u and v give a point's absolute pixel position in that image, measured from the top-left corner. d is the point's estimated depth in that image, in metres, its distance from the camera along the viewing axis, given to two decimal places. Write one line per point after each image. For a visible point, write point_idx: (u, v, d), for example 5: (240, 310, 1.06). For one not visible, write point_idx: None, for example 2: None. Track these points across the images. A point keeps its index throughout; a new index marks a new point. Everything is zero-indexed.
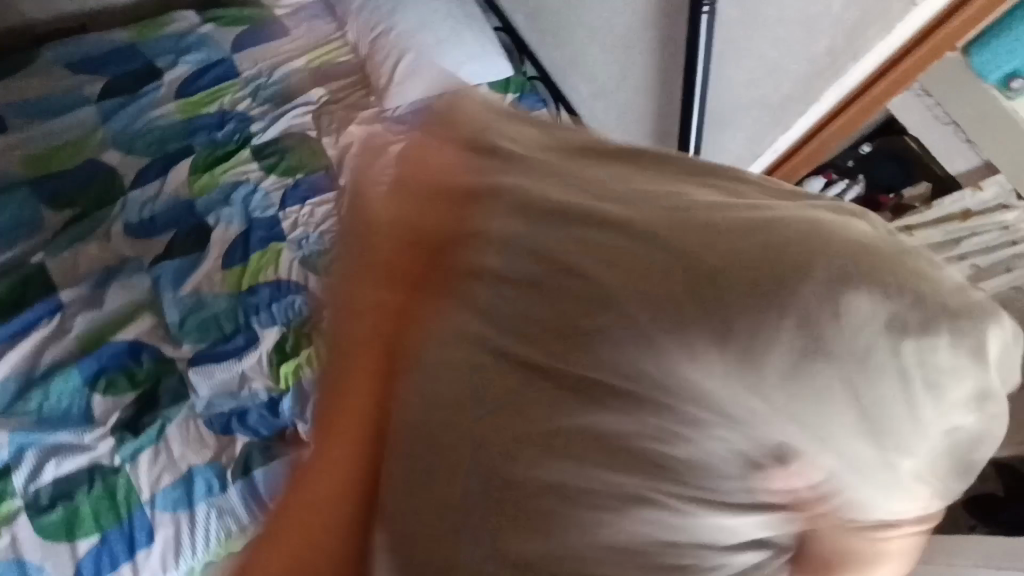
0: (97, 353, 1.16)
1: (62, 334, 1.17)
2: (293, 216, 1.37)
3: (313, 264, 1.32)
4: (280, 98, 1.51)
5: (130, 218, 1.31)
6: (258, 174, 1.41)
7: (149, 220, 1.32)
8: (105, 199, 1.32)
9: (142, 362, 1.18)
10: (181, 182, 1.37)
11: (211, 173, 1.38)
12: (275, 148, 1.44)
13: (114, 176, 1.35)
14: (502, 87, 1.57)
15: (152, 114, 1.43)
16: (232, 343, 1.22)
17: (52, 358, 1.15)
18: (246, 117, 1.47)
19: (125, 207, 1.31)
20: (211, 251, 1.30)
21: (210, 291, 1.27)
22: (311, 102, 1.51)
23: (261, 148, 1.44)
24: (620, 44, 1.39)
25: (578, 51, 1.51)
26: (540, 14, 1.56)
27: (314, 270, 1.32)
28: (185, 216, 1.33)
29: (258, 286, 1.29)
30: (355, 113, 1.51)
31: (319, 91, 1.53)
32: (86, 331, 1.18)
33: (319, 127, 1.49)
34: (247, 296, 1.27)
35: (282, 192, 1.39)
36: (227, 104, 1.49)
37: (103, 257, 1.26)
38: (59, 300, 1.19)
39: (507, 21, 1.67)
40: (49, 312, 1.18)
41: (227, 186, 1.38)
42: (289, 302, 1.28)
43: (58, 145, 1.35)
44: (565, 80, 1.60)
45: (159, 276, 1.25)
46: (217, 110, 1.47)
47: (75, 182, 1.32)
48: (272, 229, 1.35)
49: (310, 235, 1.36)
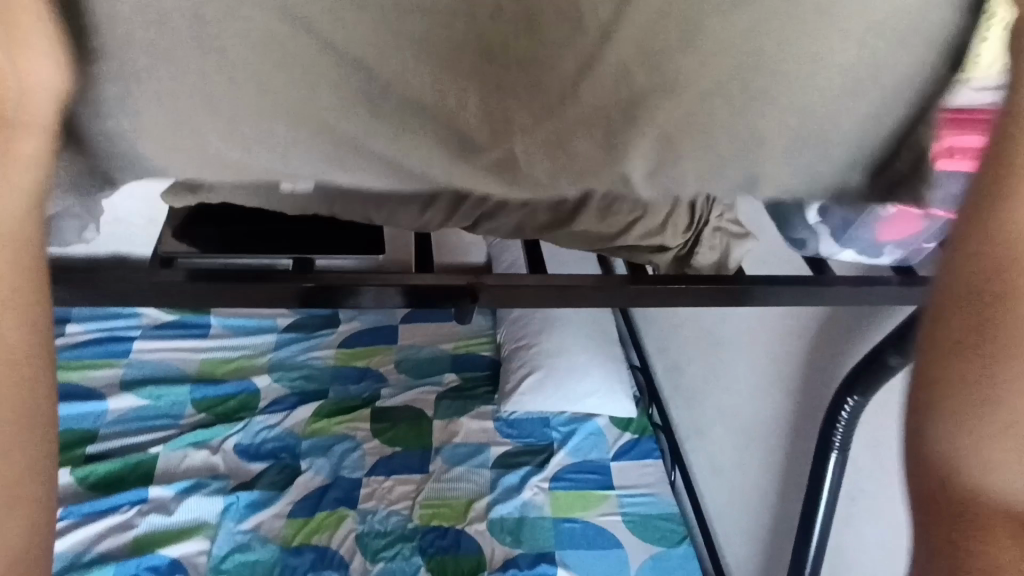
0: (142, 558, 1.19)
1: (125, 528, 1.25)
2: (373, 485, 1.42)
3: (367, 544, 1.32)
4: (418, 371, 1.67)
5: (245, 438, 1.45)
6: (366, 434, 1.52)
7: (258, 445, 1.44)
8: (236, 415, 1.49)
9: None
10: (301, 420, 1.50)
11: (328, 420, 1.51)
12: (390, 414, 1.56)
13: (256, 397, 1.53)
14: (621, 424, 1.62)
15: (311, 355, 1.65)
16: None
17: (101, 549, 1.21)
18: (383, 379, 1.64)
19: (246, 427, 1.46)
20: (289, 494, 1.36)
21: (265, 535, 1.29)
22: (441, 383, 1.65)
23: (380, 410, 1.56)
24: (745, 434, 1.30)
25: (705, 422, 1.44)
26: (678, 370, 1.54)
27: (364, 551, 1.31)
28: (287, 453, 1.44)
29: (306, 547, 1.29)
30: (474, 405, 1.61)
31: (452, 376, 1.67)
32: (144, 533, 1.24)
33: (438, 409, 1.59)
34: (290, 556, 1.27)
35: (375, 458, 1.47)
36: (373, 363, 1.67)
37: (203, 468, 1.38)
38: (145, 494, 1.30)
39: (646, 361, 1.70)
40: (132, 501, 1.29)
41: (335, 436, 1.49)
42: None
43: (232, 360, 1.60)
44: (688, 442, 1.52)
45: (231, 502, 1.31)
46: (362, 366, 1.66)
47: (224, 392, 1.52)
48: (350, 491, 1.40)
49: (378, 512, 1.37)
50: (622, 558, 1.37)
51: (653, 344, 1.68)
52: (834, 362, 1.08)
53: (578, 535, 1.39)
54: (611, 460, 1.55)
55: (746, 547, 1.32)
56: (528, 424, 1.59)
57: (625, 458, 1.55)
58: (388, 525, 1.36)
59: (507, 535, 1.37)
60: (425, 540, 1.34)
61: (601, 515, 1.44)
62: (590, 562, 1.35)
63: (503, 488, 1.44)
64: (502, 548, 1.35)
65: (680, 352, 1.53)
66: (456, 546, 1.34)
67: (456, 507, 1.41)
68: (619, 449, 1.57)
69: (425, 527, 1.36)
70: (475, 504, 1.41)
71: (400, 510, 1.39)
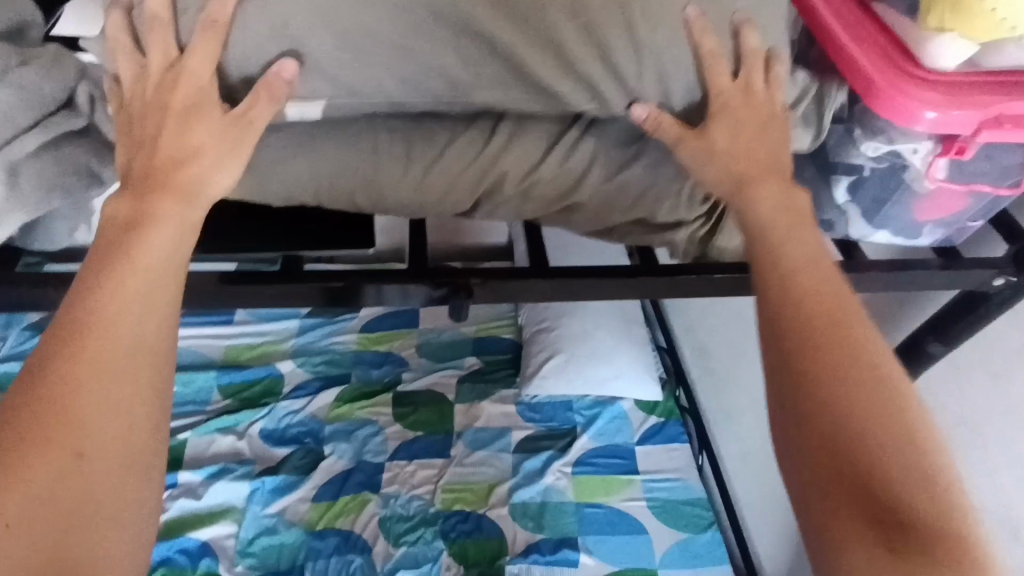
0: (174, 541, 1.25)
1: None
2: (396, 469, 1.43)
3: (389, 528, 1.33)
4: (439, 355, 1.66)
5: (269, 423, 1.47)
6: (388, 418, 1.52)
7: (283, 429, 1.46)
8: (261, 400, 1.51)
9: (197, 567, 1.23)
10: (324, 405, 1.52)
11: (351, 404, 1.52)
12: (412, 399, 1.55)
13: (280, 382, 1.55)
14: (647, 407, 1.58)
15: (334, 340, 1.66)
16: None
17: None
18: (405, 363, 1.63)
19: (270, 412, 1.48)
20: (313, 478, 1.38)
21: (290, 519, 1.32)
22: (463, 367, 1.63)
23: (401, 395, 1.56)
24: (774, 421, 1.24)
25: (731, 406, 1.37)
26: (704, 352, 1.48)
27: (386, 535, 1.32)
28: (311, 437, 1.46)
29: (329, 531, 1.31)
30: (496, 389, 1.59)
31: (475, 359, 1.65)
32: (175, 517, 1.29)
33: (459, 393, 1.58)
34: (314, 539, 1.30)
35: (397, 443, 1.47)
36: (396, 347, 1.66)
37: (230, 453, 1.42)
38: (176, 478, 1.34)
39: (672, 342, 1.63)
40: (164, 486, 1.34)
41: (357, 421, 1.50)
42: (347, 561, 1.27)
43: (256, 345, 1.62)
44: (715, 427, 1.46)
45: (256, 487, 1.35)
46: (385, 350, 1.65)
47: (249, 378, 1.55)
48: (372, 476, 1.41)
49: (400, 496, 1.38)
50: (646, 545, 1.35)
51: (678, 324, 1.60)
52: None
53: (601, 521, 1.38)
54: (637, 444, 1.51)
55: (776, 537, 1.27)
56: (550, 407, 1.56)
57: (651, 443, 1.51)
58: (410, 509, 1.36)
59: (528, 520, 1.36)
60: (446, 525, 1.34)
61: (624, 500, 1.42)
62: (613, 548, 1.34)
63: (525, 474, 1.43)
64: (524, 534, 1.34)
65: (705, 333, 1.45)
66: (477, 531, 1.34)
67: (477, 491, 1.40)
68: (644, 433, 1.53)
69: (447, 511, 1.36)
70: (496, 489, 1.40)
71: (421, 494, 1.39)
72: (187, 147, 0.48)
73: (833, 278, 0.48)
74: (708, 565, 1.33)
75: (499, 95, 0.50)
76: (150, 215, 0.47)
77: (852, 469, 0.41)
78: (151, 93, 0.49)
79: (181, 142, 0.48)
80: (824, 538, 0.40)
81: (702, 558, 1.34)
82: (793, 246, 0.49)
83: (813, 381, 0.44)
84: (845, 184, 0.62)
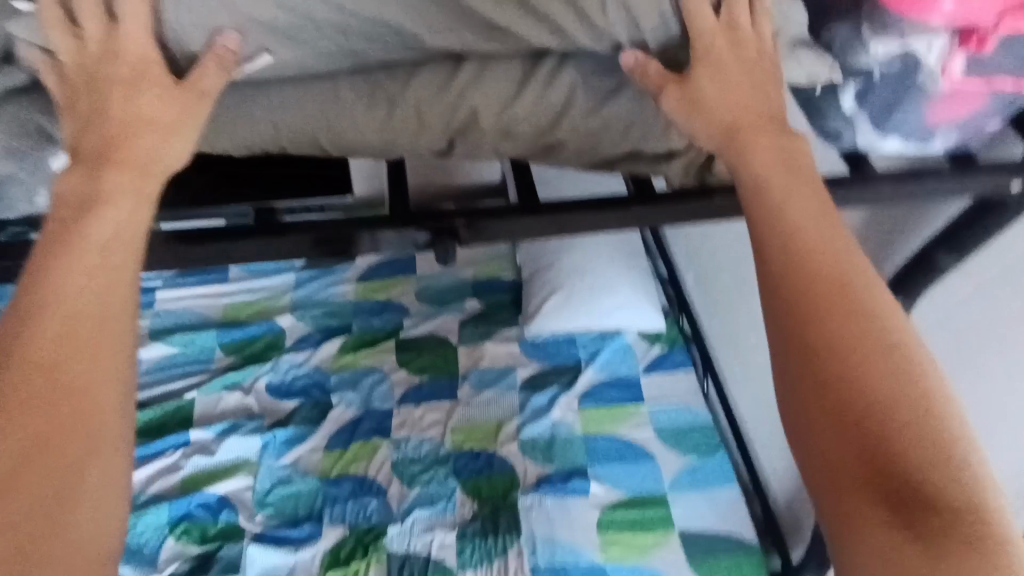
0: (191, 497, 1.28)
1: (174, 470, 1.32)
2: (404, 414, 1.44)
3: (402, 470, 1.35)
4: (439, 300, 1.65)
5: (274, 377, 1.47)
6: (393, 365, 1.52)
7: (289, 382, 1.47)
8: (264, 356, 1.51)
9: (218, 520, 1.26)
10: (328, 357, 1.52)
11: (355, 354, 1.52)
12: (415, 345, 1.55)
13: (281, 337, 1.55)
14: (650, 337, 1.58)
15: (332, 291, 1.64)
16: (295, 531, 1.25)
17: (156, 490, 1.30)
18: (404, 310, 1.62)
19: (274, 366, 1.49)
20: (323, 427, 1.40)
21: (303, 468, 1.35)
22: (464, 311, 1.62)
23: (404, 342, 1.56)
24: None
25: (734, 331, 1.36)
26: (704, 279, 1.46)
27: (400, 478, 1.34)
28: (317, 388, 1.47)
29: (344, 477, 1.34)
30: (498, 330, 1.58)
31: (475, 302, 1.64)
32: (192, 474, 1.32)
33: (462, 336, 1.58)
34: (330, 486, 1.32)
35: (403, 389, 1.48)
36: (394, 295, 1.65)
37: (239, 408, 1.43)
38: (187, 438, 1.36)
39: (674, 271, 1.61)
40: (177, 445, 1.36)
41: (362, 370, 1.50)
42: (363, 504, 1.30)
43: (254, 302, 1.61)
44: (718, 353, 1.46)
45: (267, 441, 1.37)
46: (383, 299, 1.64)
47: (249, 335, 1.55)
48: (381, 422, 1.43)
49: (410, 440, 1.40)
50: (655, 471, 1.37)
51: (679, 253, 1.58)
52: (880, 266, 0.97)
53: (610, 451, 1.39)
54: (642, 375, 1.52)
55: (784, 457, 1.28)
56: (554, 344, 1.56)
57: (657, 372, 1.52)
58: (421, 452, 1.38)
59: (538, 454, 1.38)
60: (457, 464, 1.36)
61: (632, 430, 1.43)
62: (622, 476, 1.36)
63: (532, 410, 1.44)
64: (534, 468, 1.36)
65: (704, 258, 1.43)
66: (488, 468, 1.36)
67: (486, 429, 1.42)
68: (650, 363, 1.54)
69: (458, 451, 1.38)
70: (504, 427, 1.42)
71: (431, 436, 1.41)
72: (141, 118, 0.47)
73: (841, 244, 0.45)
74: (718, 487, 1.35)
75: (454, 39, 0.49)
76: (113, 190, 0.46)
77: (863, 444, 0.39)
78: (91, 59, 0.47)
79: (129, 111, 0.47)
80: (839, 518, 0.39)
81: (711, 480, 1.36)
82: (799, 209, 0.46)
83: (827, 357, 0.41)
84: (854, 90, 0.57)
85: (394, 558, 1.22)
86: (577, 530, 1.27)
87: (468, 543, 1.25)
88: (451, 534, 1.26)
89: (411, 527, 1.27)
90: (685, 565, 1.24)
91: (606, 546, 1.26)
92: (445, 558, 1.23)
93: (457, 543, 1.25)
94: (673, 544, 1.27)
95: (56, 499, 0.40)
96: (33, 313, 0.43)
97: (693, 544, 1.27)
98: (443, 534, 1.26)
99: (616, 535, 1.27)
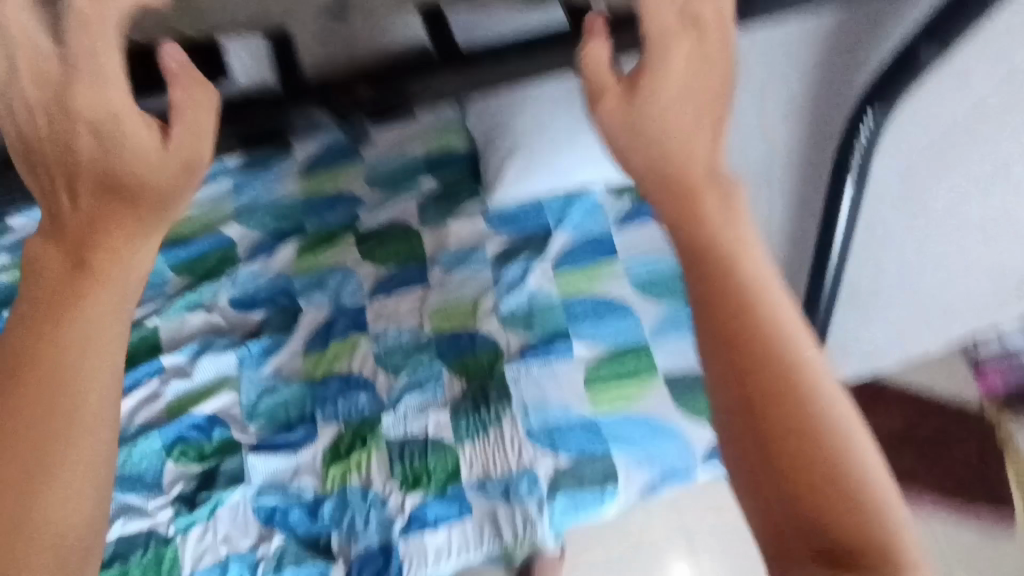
0: (180, 421, 1.27)
1: (155, 398, 1.30)
2: (378, 307, 1.41)
3: (386, 361, 1.35)
4: (392, 183, 1.54)
5: (236, 291, 1.42)
6: (356, 259, 1.46)
7: (252, 294, 1.41)
8: (218, 270, 1.44)
9: (212, 437, 1.27)
10: (287, 261, 1.45)
11: (315, 254, 1.45)
12: (376, 235, 1.47)
13: (232, 248, 1.46)
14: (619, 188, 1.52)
15: (275, 192, 1.52)
16: (292, 435, 1.27)
17: (143, 420, 1.29)
18: (357, 200, 1.52)
19: (233, 279, 1.42)
20: (298, 333, 1.37)
21: (286, 375, 1.33)
22: (420, 191, 1.53)
23: (364, 233, 1.48)
24: None
25: None
26: None
27: (385, 368, 1.34)
28: (283, 295, 1.41)
29: (329, 377, 1.33)
30: (459, 206, 1.50)
31: (430, 180, 1.54)
32: (175, 399, 1.30)
33: (423, 217, 1.50)
34: (317, 388, 1.32)
35: (372, 281, 1.43)
36: (343, 186, 1.53)
37: (207, 328, 1.38)
38: (161, 364, 1.32)
39: None
40: (151, 373, 1.32)
41: (325, 269, 1.44)
42: (353, 400, 1.30)
43: (194, 216, 1.50)
44: None
45: (243, 355, 1.34)
46: (332, 192, 1.53)
47: (199, 252, 1.46)
48: (356, 318, 1.39)
49: (389, 331, 1.38)
50: (635, 323, 1.37)
51: None
52: (848, 81, 0.91)
53: (590, 310, 1.39)
54: (614, 230, 1.48)
55: None
56: (520, 212, 1.50)
57: (629, 226, 1.48)
58: (402, 341, 1.37)
59: (518, 324, 1.37)
60: (440, 347, 1.36)
61: (610, 286, 1.41)
62: (604, 332, 1.36)
63: (506, 284, 1.41)
64: (516, 339, 1.36)
65: None
66: (472, 345, 1.35)
67: (463, 309, 1.39)
68: (621, 218, 1.49)
69: (439, 334, 1.37)
70: (481, 303, 1.39)
71: (409, 324, 1.38)
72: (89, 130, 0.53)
73: (768, 285, 0.53)
74: None
75: None
76: (94, 258, 0.56)
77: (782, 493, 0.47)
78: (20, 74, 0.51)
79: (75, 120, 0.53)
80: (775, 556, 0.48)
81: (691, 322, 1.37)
82: (749, 270, 0.53)
83: (789, 403, 0.48)
84: None
85: (393, 444, 1.26)
86: (567, 390, 1.30)
87: (463, 419, 1.28)
88: (445, 413, 1.29)
89: (404, 412, 1.29)
90: (674, 406, 1.28)
91: (595, 400, 1.30)
92: (442, 436, 1.26)
93: (452, 421, 1.28)
94: (660, 389, 1.30)
95: (36, 473, 0.51)
96: (15, 356, 0.53)
97: (679, 387, 1.30)
98: (437, 415, 1.29)
99: (603, 389, 1.31)
